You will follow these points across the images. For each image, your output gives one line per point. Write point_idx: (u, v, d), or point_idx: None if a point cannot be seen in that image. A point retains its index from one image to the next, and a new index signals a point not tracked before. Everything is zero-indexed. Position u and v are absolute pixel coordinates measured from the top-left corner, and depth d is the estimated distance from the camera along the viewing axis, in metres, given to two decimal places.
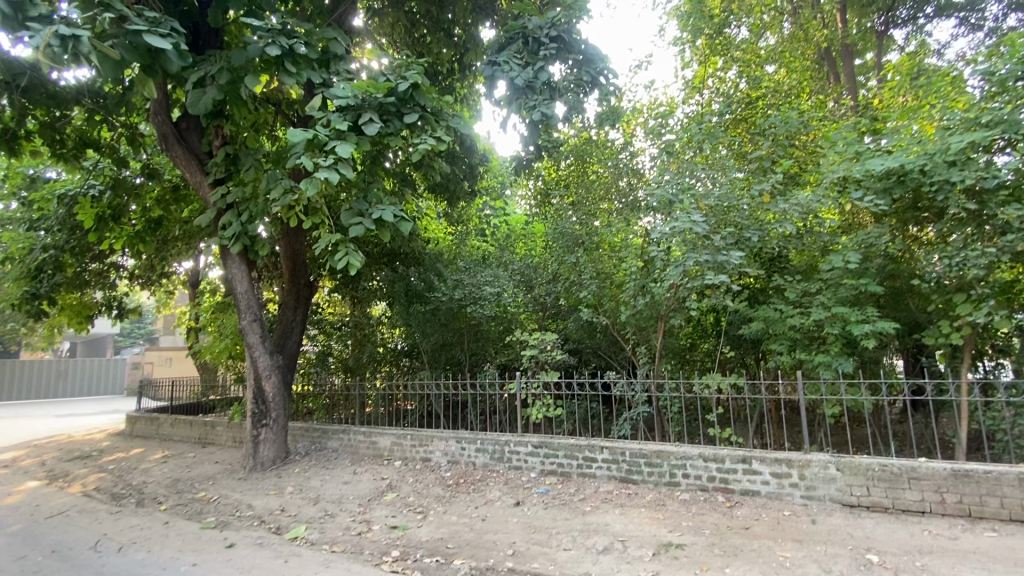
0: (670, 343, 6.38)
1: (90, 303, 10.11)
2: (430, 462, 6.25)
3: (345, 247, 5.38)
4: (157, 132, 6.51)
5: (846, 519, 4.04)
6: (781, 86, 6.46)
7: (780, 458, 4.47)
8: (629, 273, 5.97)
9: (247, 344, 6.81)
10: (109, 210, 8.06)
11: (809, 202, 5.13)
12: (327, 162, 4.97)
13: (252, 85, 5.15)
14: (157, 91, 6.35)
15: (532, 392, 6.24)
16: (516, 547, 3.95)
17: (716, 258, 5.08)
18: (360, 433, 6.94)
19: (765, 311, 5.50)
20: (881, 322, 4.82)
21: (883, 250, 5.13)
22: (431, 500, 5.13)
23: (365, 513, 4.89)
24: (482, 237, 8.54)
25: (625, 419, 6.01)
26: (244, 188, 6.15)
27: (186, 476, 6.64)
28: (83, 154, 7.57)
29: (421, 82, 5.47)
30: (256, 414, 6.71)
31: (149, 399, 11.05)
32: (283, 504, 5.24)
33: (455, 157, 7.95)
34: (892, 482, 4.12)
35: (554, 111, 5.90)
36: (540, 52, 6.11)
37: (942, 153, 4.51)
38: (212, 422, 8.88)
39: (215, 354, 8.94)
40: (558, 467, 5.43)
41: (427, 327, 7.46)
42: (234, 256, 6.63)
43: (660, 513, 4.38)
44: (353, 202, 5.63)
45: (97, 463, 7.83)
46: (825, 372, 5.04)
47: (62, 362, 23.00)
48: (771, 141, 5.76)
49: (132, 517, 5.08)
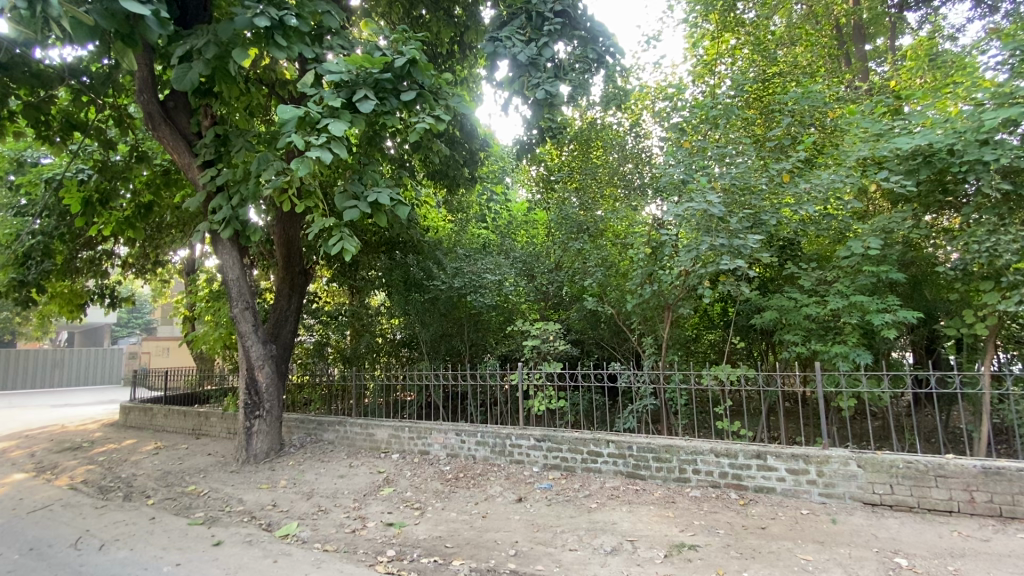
0: (677, 333, 6.11)
1: (82, 292, 9.83)
2: (428, 455, 6.03)
3: (340, 232, 5.10)
4: (143, 111, 6.19)
5: (868, 519, 3.82)
6: (797, 64, 6.18)
7: (796, 453, 4.25)
8: (636, 260, 5.71)
9: (238, 333, 6.59)
10: (96, 195, 7.86)
11: (832, 182, 4.85)
12: (319, 141, 4.69)
13: (240, 59, 4.86)
14: (142, 69, 6.01)
15: (534, 384, 6.01)
16: (519, 547, 3.74)
17: (732, 242, 4.82)
18: (357, 425, 6.72)
19: (779, 299, 5.28)
20: (903, 311, 4.60)
21: (904, 236, 4.88)
22: (429, 495, 4.93)
23: (360, 509, 4.68)
24: (483, 224, 8.27)
25: (631, 412, 5.76)
26: (235, 169, 5.89)
27: (177, 468, 6.43)
28: (70, 137, 7.31)
29: (419, 57, 5.19)
30: (248, 405, 6.50)
31: (143, 389, 10.85)
32: (275, 498, 5.04)
33: (455, 143, 7.81)
34: (918, 479, 3.90)
35: (558, 89, 5.58)
36: (544, 27, 5.80)
37: (975, 130, 4.23)
38: (205, 413, 8.68)
39: (211, 343, 8.76)
40: (561, 461, 5.22)
41: (426, 317, 7.23)
42: (225, 241, 6.37)
43: (670, 510, 4.17)
44: (348, 184, 5.35)
45: (87, 454, 7.63)
46: (842, 363, 4.79)
47: (58, 351, 22.81)
48: (789, 121, 5.47)
49: (118, 512, 4.88)
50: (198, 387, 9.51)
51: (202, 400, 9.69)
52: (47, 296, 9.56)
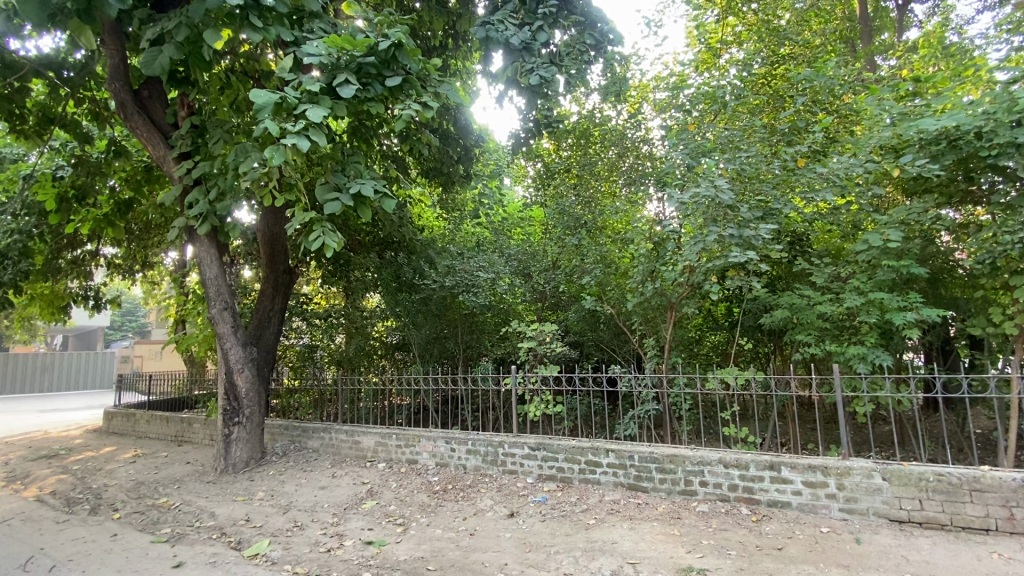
0: (680, 334, 5.80)
1: (64, 293, 9.43)
2: (416, 465, 5.67)
3: (321, 226, 4.68)
4: (114, 100, 5.89)
5: (896, 538, 3.47)
6: (811, 47, 5.78)
7: (813, 464, 3.90)
8: (637, 257, 5.41)
9: (217, 335, 6.24)
10: (72, 190, 7.45)
11: (850, 167, 4.55)
12: (296, 127, 4.31)
13: (213, 40, 4.45)
14: (113, 55, 5.68)
15: (530, 388, 5.64)
16: (509, 570, 3.39)
17: (743, 233, 4.53)
18: (343, 432, 6.37)
19: (791, 296, 4.96)
20: (927, 309, 4.24)
21: (924, 228, 4.56)
22: (414, 509, 4.58)
23: (339, 525, 4.34)
24: (477, 221, 7.82)
25: (632, 417, 5.40)
26: (212, 161, 5.55)
27: (151, 479, 6.07)
28: (47, 131, 7.01)
29: (405, 40, 4.83)
30: (227, 411, 6.16)
31: (127, 394, 10.44)
32: (248, 512, 4.69)
33: (448, 139, 7.57)
34: (951, 495, 3.54)
35: (554, 74, 5.21)
36: (539, 9, 5.41)
37: (1007, 110, 3.93)
38: (188, 419, 8.33)
39: (196, 346, 8.44)
40: (558, 472, 4.86)
41: (418, 318, 6.91)
42: (202, 238, 6.04)
43: (676, 528, 3.83)
44: (330, 175, 4.97)
45: (62, 463, 7.26)
46: (860, 365, 4.42)
47: (48, 355, 22.43)
48: (804, 100, 5.13)
49: (79, 527, 4.54)
50: (184, 391, 9.17)
51: (189, 405, 9.35)
52: (28, 298, 9.15)
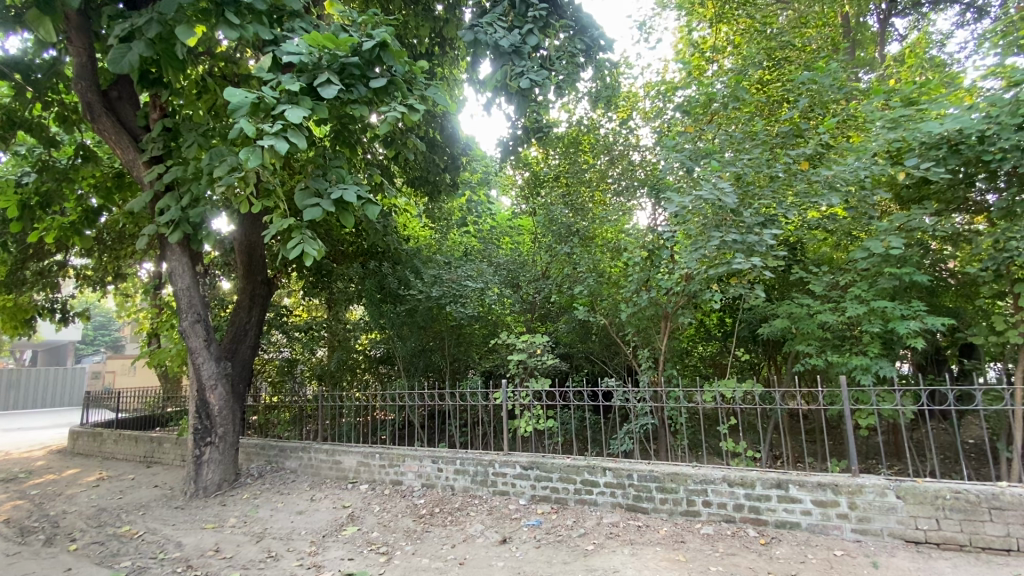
0: (674, 345, 5.58)
1: (29, 307, 8.93)
2: (400, 486, 5.37)
3: (300, 232, 4.41)
4: (80, 100, 5.57)
5: (914, 562, 3.28)
6: (802, 54, 5.70)
7: (823, 482, 3.70)
8: (631, 264, 5.18)
9: (188, 348, 5.88)
10: (36, 196, 7.04)
11: (854, 170, 4.41)
12: (273, 128, 4.03)
13: (185, 36, 4.19)
14: (79, 53, 5.39)
15: (521, 403, 5.36)
16: None
17: (745, 238, 4.36)
18: (323, 451, 6.04)
19: (789, 305, 4.77)
20: (931, 318, 4.10)
21: (925, 235, 4.44)
22: (399, 536, 4.29)
23: (317, 554, 4.03)
24: (465, 230, 7.58)
25: (626, 432, 5.15)
26: (185, 165, 5.26)
27: (115, 504, 5.66)
28: (9, 134, 6.60)
29: (390, 40, 4.61)
30: (198, 431, 5.80)
31: (94, 412, 9.92)
32: (219, 541, 4.35)
33: (435, 147, 7.40)
34: (968, 513, 3.38)
35: (545, 78, 5.02)
36: (529, 13, 5.28)
37: (1011, 113, 3.84)
38: (159, 439, 7.90)
39: (167, 360, 7.98)
40: (551, 493, 4.61)
41: (403, 330, 6.61)
42: (174, 247, 5.72)
43: (680, 553, 3.61)
44: (310, 180, 4.70)
45: (20, 488, 6.77)
46: (864, 377, 4.26)
47: (15, 371, 21.63)
48: (803, 103, 5.00)
49: (31, 561, 4.16)
50: (156, 409, 8.70)
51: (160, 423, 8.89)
52: None
